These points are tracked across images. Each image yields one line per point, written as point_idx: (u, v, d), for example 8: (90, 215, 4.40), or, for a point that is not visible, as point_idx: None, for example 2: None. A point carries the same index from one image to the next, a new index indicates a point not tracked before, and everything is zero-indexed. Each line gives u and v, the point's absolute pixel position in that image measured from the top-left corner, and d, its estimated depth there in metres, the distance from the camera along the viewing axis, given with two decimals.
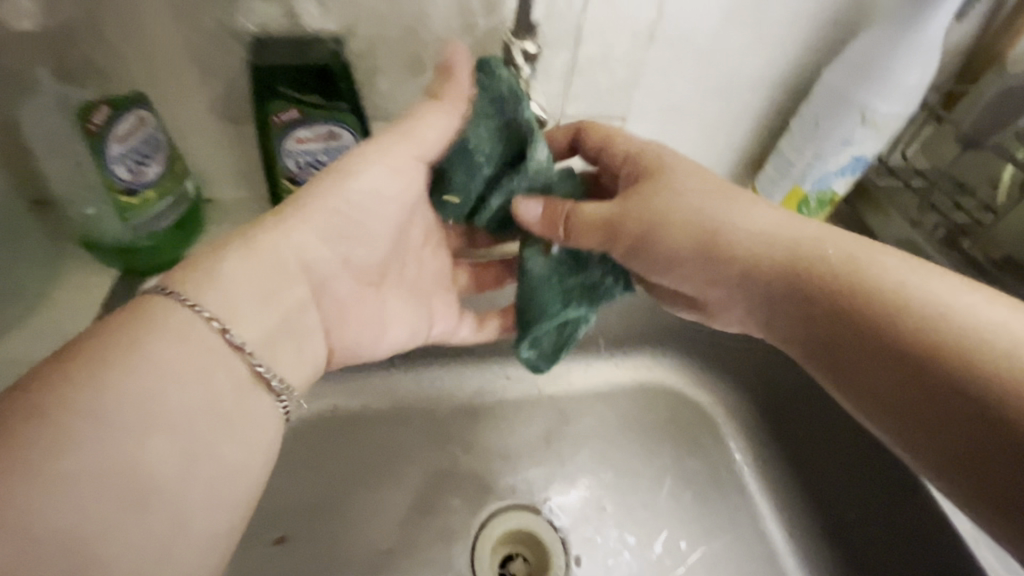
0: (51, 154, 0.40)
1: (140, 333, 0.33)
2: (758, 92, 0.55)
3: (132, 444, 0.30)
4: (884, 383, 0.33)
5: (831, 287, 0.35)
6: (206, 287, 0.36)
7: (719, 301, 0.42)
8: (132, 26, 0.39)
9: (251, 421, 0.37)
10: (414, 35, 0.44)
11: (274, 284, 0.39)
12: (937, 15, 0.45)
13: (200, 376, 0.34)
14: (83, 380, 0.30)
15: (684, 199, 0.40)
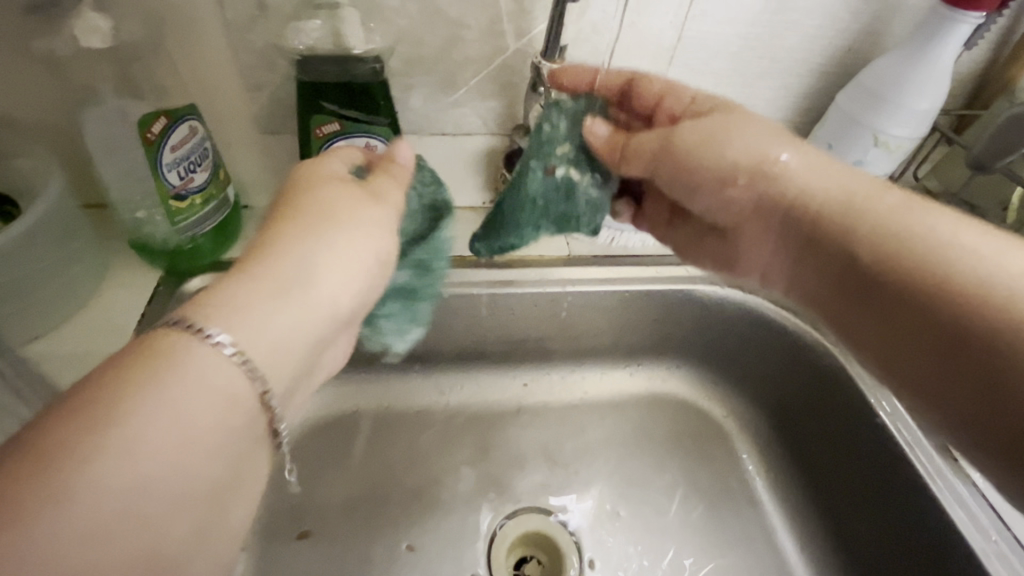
0: (110, 160, 0.43)
1: (164, 375, 0.26)
2: (773, 114, 0.57)
3: (111, 533, 0.22)
4: (892, 321, 0.34)
5: (865, 230, 0.35)
6: (238, 321, 0.29)
7: (749, 240, 0.43)
8: (192, 44, 0.43)
9: (251, 480, 0.29)
10: (448, 56, 0.47)
11: (304, 326, 0.32)
12: (950, 45, 0.46)
13: (224, 438, 0.27)
14: (91, 440, 0.23)
15: (734, 138, 0.39)
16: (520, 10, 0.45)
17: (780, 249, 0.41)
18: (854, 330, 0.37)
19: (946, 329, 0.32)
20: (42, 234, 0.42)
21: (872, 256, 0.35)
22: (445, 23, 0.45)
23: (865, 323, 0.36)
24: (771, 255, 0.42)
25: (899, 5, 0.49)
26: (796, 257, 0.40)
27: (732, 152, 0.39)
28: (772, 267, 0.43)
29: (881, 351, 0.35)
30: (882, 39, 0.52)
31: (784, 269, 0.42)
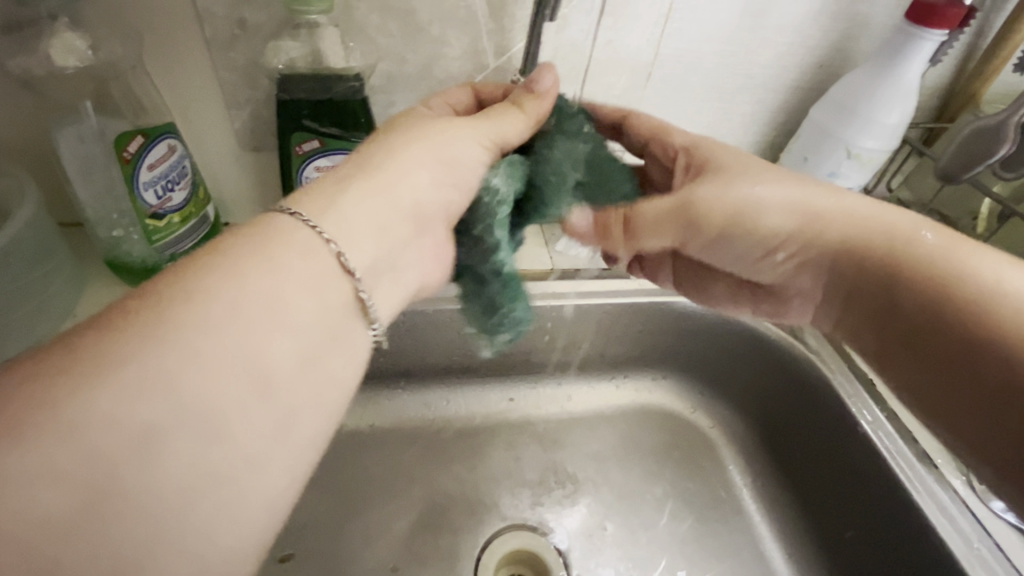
0: (87, 178, 0.43)
1: (266, 235, 0.29)
2: (749, 128, 0.58)
3: (230, 340, 0.26)
4: (940, 375, 0.33)
5: (907, 279, 0.35)
6: (322, 206, 0.31)
7: (796, 289, 0.42)
8: (170, 62, 0.43)
9: (344, 337, 0.31)
10: (430, 73, 0.48)
11: (386, 214, 0.33)
12: (914, 62, 0.48)
13: (317, 285, 0.30)
14: (205, 276, 0.27)
15: (739, 197, 0.38)
16: (499, 28, 0.46)
17: (824, 298, 0.41)
18: (907, 380, 0.35)
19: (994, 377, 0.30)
20: (14, 254, 0.41)
21: (917, 303, 0.34)
22: (425, 40, 0.45)
23: (921, 372, 0.34)
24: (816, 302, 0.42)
25: (866, 23, 0.51)
26: (842, 309, 0.40)
27: (764, 220, 0.38)
28: (824, 317, 0.41)
29: (925, 399, 0.34)
30: (852, 56, 0.53)
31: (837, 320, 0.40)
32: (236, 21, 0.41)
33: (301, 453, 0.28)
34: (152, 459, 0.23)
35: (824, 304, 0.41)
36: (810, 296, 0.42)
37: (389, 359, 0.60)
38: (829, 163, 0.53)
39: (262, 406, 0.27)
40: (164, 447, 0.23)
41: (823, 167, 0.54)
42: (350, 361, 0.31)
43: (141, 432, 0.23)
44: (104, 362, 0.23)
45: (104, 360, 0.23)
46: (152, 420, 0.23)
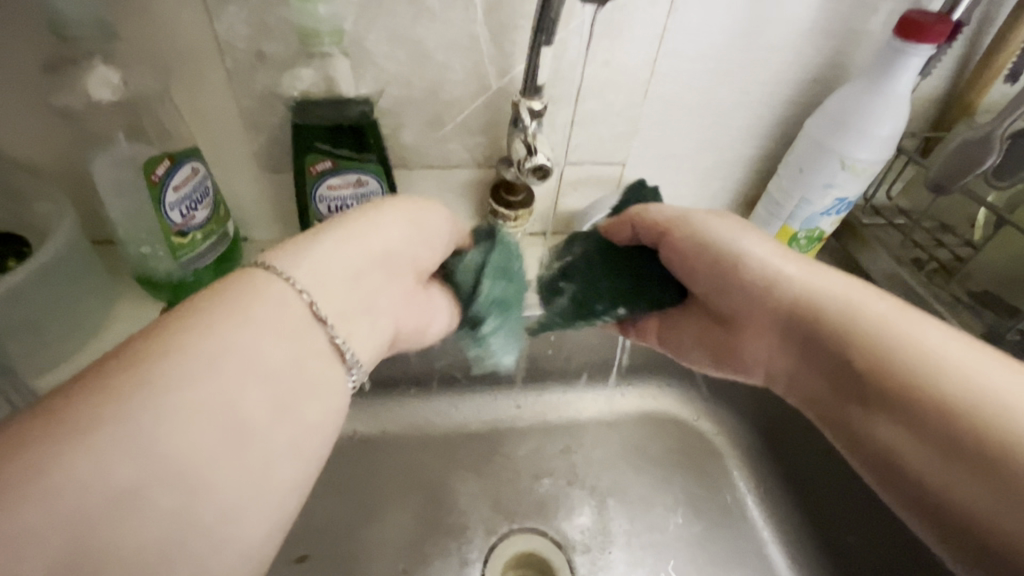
0: (118, 202, 0.46)
1: (235, 295, 0.32)
2: (747, 141, 0.60)
3: (203, 394, 0.28)
4: (897, 442, 0.37)
5: (854, 328, 0.39)
6: (301, 263, 0.35)
7: (755, 334, 0.46)
8: (193, 91, 0.46)
9: (315, 380, 0.33)
10: (436, 96, 0.50)
11: (358, 261, 0.38)
12: (903, 76, 0.49)
13: (287, 337, 0.32)
14: (179, 335, 0.29)
15: (706, 221, 0.45)
16: (501, 53, 0.48)
17: (785, 351, 0.45)
18: (861, 422, 0.39)
19: (947, 449, 0.34)
20: (56, 273, 0.44)
21: (866, 363, 0.38)
22: (430, 66, 0.48)
23: (877, 420, 0.38)
24: (774, 353, 0.46)
25: (858, 38, 0.53)
26: (804, 369, 0.44)
27: (722, 241, 0.44)
28: (780, 360, 0.45)
29: (881, 464, 0.38)
30: (844, 70, 0.55)
31: (796, 370, 0.44)
32: (255, 53, 0.45)
33: (284, 495, 0.31)
34: (142, 512, 0.25)
35: (780, 355, 0.45)
36: (767, 346, 0.46)
37: (401, 366, 0.62)
38: (821, 174, 0.54)
39: (237, 455, 0.29)
40: (146, 502, 0.25)
41: (816, 177, 0.55)
42: (328, 405, 0.34)
43: (128, 487, 0.25)
44: (90, 423, 0.25)
45: (87, 424, 0.25)
46: (134, 481, 0.25)
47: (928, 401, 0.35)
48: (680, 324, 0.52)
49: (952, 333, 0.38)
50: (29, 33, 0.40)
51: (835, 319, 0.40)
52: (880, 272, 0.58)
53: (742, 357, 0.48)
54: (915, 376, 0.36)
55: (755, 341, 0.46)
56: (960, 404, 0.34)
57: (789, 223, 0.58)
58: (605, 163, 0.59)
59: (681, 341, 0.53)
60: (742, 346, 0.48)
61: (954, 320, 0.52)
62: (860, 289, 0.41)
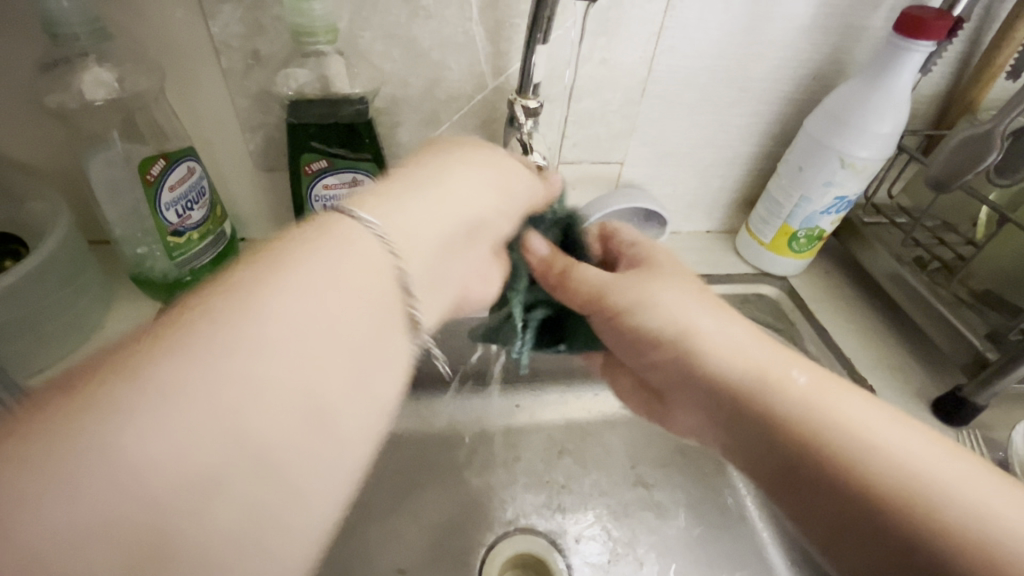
0: (114, 202, 0.46)
1: (319, 245, 0.28)
2: (746, 140, 0.59)
3: (283, 366, 0.24)
4: (849, 548, 0.29)
5: (790, 410, 0.33)
6: (388, 219, 0.31)
7: (686, 405, 0.40)
8: (189, 91, 0.46)
9: (392, 354, 0.30)
10: (432, 94, 0.50)
11: (448, 221, 0.34)
12: (903, 73, 0.49)
13: (373, 305, 0.29)
14: (255, 289, 0.25)
15: (636, 289, 0.39)
16: (496, 52, 0.48)
17: (715, 428, 0.37)
18: (794, 502, 0.32)
19: (905, 558, 0.27)
20: (53, 273, 0.44)
21: (800, 445, 0.32)
22: (426, 64, 0.48)
23: (812, 516, 0.31)
24: (706, 430, 0.38)
25: (858, 35, 0.52)
26: (735, 451, 0.36)
27: (658, 307, 0.39)
28: (708, 437, 0.38)
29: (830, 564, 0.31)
30: (844, 67, 0.54)
31: (723, 445, 0.37)
32: (250, 52, 0.45)
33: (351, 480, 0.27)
34: (215, 500, 0.21)
35: (711, 432, 0.38)
36: (698, 419, 0.39)
37: None
38: (820, 172, 0.54)
39: (317, 438, 0.25)
40: (217, 493, 0.21)
41: (815, 176, 0.54)
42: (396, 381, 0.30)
43: (200, 468, 0.21)
44: (155, 389, 0.21)
45: (148, 385, 0.21)
46: (201, 462, 0.21)
47: (870, 493, 0.29)
48: (619, 367, 0.48)
49: (900, 418, 0.32)
50: (24, 34, 0.40)
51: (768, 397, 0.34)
52: (883, 271, 0.58)
53: (673, 417, 0.43)
54: (860, 469, 0.30)
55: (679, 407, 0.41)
56: (902, 504, 0.28)
57: (788, 222, 0.58)
58: (603, 161, 0.58)
59: (619, 382, 0.49)
60: (671, 410, 0.42)
61: (955, 321, 0.51)
62: (797, 359, 0.36)
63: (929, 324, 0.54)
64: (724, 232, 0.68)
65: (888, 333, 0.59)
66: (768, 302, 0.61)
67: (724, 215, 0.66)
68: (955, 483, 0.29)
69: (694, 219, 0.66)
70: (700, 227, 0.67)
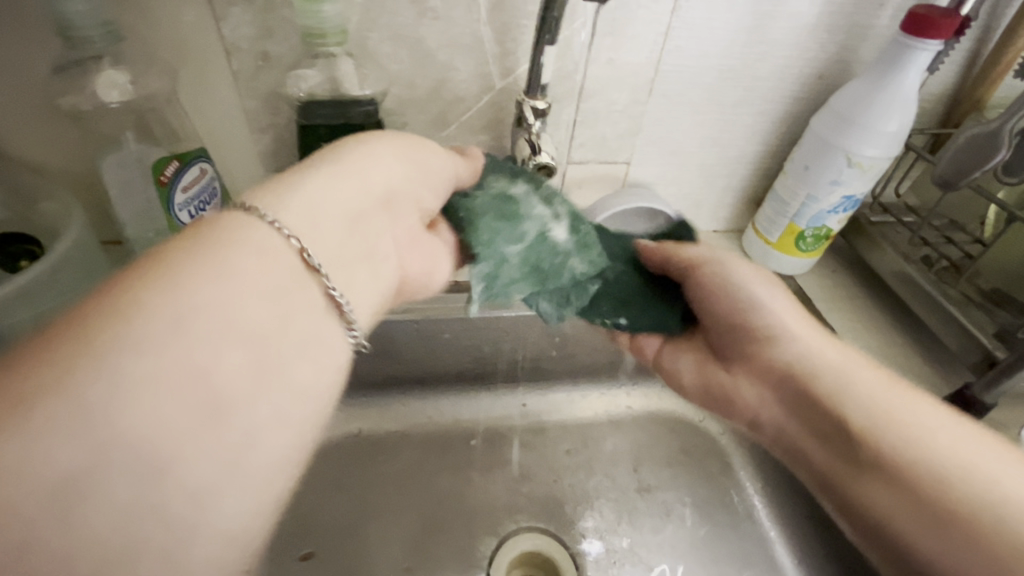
0: (125, 201, 0.46)
1: (211, 240, 0.27)
2: (752, 139, 0.59)
3: (170, 358, 0.23)
4: (887, 501, 0.37)
5: (857, 394, 0.41)
6: (286, 212, 0.30)
7: (755, 383, 0.48)
8: (199, 92, 0.47)
9: (305, 339, 0.29)
10: (439, 95, 0.50)
11: (354, 197, 0.34)
12: (910, 72, 0.49)
13: (274, 293, 0.28)
14: (142, 285, 0.24)
15: (740, 280, 0.48)
16: (503, 52, 0.48)
17: (782, 403, 0.46)
18: (859, 492, 0.39)
19: (930, 511, 0.35)
20: (65, 271, 0.45)
21: (858, 425, 0.39)
22: (434, 65, 0.48)
23: (866, 479, 0.38)
24: (771, 404, 0.46)
25: (863, 34, 0.52)
26: (798, 422, 0.44)
27: (753, 293, 0.48)
28: (773, 409, 0.46)
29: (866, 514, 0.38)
30: (850, 66, 0.54)
31: (790, 427, 0.45)
32: (260, 54, 0.45)
33: (269, 467, 0.27)
34: (86, 504, 0.21)
35: (778, 406, 0.46)
36: (765, 396, 0.47)
37: (402, 365, 0.62)
38: (827, 171, 0.54)
39: (216, 433, 0.24)
40: (90, 496, 0.21)
41: (822, 174, 0.54)
42: (322, 366, 0.30)
43: (73, 470, 0.21)
44: (23, 397, 0.21)
45: (23, 396, 0.21)
46: (72, 464, 0.21)
47: (923, 483, 0.36)
48: (683, 351, 0.54)
49: (958, 420, 0.38)
50: (38, 35, 0.41)
51: (833, 394, 0.42)
52: (890, 271, 0.58)
53: (739, 395, 0.49)
54: (907, 459, 0.37)
55: (750, 376, 0.48)
56: (957, 487, 0.34)
57: (795, 221, 0.58)
58: (609, 161, 0.59)
59: (680, 368, 0.54)
60: (737, 386, 0.49)
61: (963, 320, 0.51)
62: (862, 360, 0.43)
63: (937, 323, 0.54)
64: (730, 232, 0.68)
65: (896, 332, 0.59)
66: None
67: (730, 214, 0.66)
68: (999, 477, 0.34)
69: (699, 219, 0.66)
70: (706, 226, 0.67)
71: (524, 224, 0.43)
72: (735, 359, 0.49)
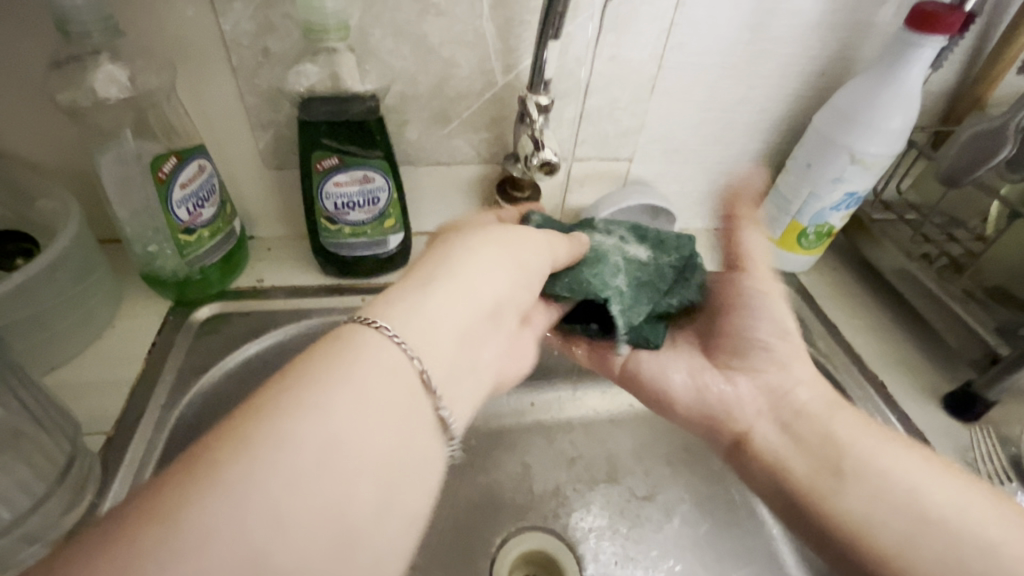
0: (124, 199, 0.46)
1: (332, 356, 0.27)
2: (754, 136, 0.59)
3: (305, 491, 0.23)
4: (867, 517, 0.37)
5: (841, 424, 0.41)
6: (401, 312, 0.30)
7: (738, 395, 0.46)
8: (198, 88, 0.46)
9: (423, 455, 0.28)
10: (441, 91, 0.50)
11: (472, 314, 0.33)
12: (914, 69, 0.49)
13: (396, 414, 0.27)
14: (274, 410, 0.24)
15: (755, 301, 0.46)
16: (506, 48, 0.48)
17: (762, 417, 0.44)
18: (829, 500, 0.38)
19: (914, 533, 0.35)
20: (63, 270, 0.44)
21: (843, 446, 0.40)
22: (435, 61, 0.48)
23: (847, 494, 0.38)
24: (748, 415, 0.45)
25: (866, 31, 0.52)
26: (776, 436, 0.43)
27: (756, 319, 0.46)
28: (753, 422, 0.45)
29: (837, 527, 0.38)
30: (852, 63, 0.54)
31: (780, 445, 0.43)
32: (261, 50, 0.45)
33: None
34: None
35: (755, 419, 0.45)
36: (743, 408, 0.45)
37: None
38: (831, 168, 0.54)
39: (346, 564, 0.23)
40: None
41: (826, 171, 0.54)
42: (430, 480, 0.28)
43: None
44: (183, 525, 0.21)
45: (176, 525, 0.21)
46: None
47: (901, 517, 0.36)
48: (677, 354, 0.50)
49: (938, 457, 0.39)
50: (37, 30, 0.40)
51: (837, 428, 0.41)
52: (892, 266, 0.59)
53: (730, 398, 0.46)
54: (896, 496, 0.37)
55: (747, 387, 0.46)
56: (943, 517, 0.35)
57: (797, 218, 0.58)
58: (611, 159, 0.58)
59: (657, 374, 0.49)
60: (728, 392, 0.47)
61: (965, 316, 0.52)
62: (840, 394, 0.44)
63: (939, 318, 0.54)
64: None
65: (897, 330, 0.59)
66: None
67: None
68: (978, 512, 0.35)
69: (701, 216, 0.66)
70: (707, 224, 0.67)
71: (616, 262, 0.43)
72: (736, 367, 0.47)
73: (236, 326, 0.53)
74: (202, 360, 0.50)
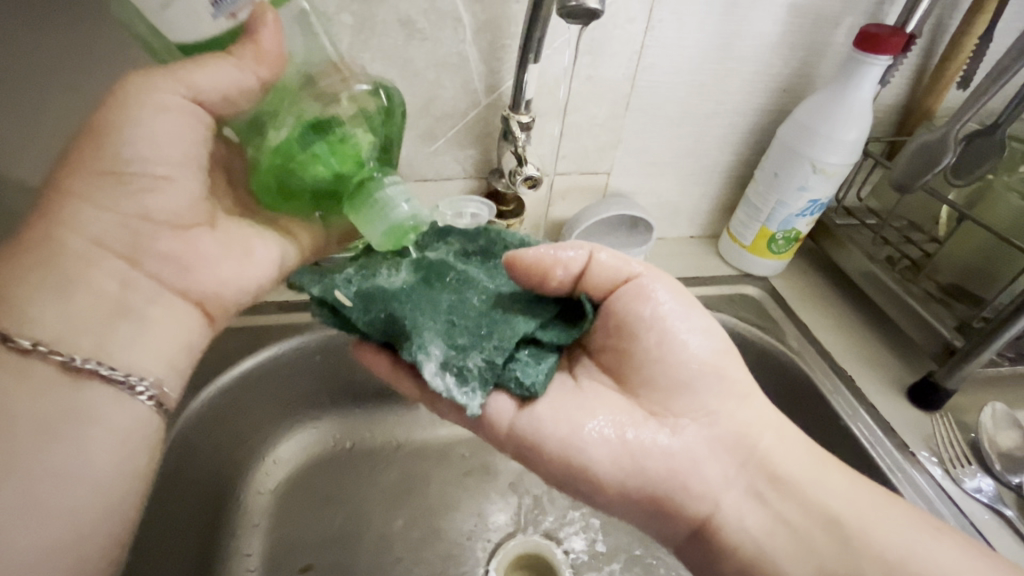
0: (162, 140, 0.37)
1: (53, 392, 0.33)
2: (724, 149, 0.63)
3: (53, 480, 0.31)
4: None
5: (829, 505, 0.38)
6: (42, 286, 0.34)
7: (701, 447, 0.41)
8: None
9: (136, 431, 0.35)
10: (427, 112, 0.53)
11: (107, 278, 0.36)
12: (865, 84, 0.53)
13: (119, 434, 0.34)
14: (68, 413, 0.33)
15: (672, 332, 0.43)
16: (489, 71, 0.51)
17: (728, 461, 0.41)
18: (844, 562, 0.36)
19: None
20: None
21: (831, 510, 0.38)
22: (423, 83, 0.51)
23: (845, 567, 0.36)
24: (711, 457, 0.41)
25: (822, 51, 0.57)
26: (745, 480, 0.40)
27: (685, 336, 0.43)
28: (721, 471, 0.41)
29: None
30: (810, 80, 0.59)
31: (757, 523, 0.39)
32: None
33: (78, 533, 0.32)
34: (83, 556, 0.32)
35: (720, 459, 0.41)
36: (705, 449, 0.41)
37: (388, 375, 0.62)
38: (793, 178, 0.58)
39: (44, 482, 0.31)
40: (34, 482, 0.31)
41: (789, 182, 0.58)
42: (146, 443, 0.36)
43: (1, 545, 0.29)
44: (50, 444, 0.32)
45: (44, 453, 0.32)
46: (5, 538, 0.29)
47: (818, 502, 0.39)
48: (589, 394, 0.43)
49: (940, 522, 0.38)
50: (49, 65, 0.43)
51: (677, 364, 0.43)
52: (856, 271, 0.61)
53: (657, 450, 0.40)
54: (847, 518, 0.38)
55: (705, 441, 0.41)
56: None
57: (767, 226, 0.62)
58: (591, 172, 0.61)
59: (493, 409, 0.41)
60: (654, 440, 0.41)
61: (923, 311, 0.55)
62: (811, 453, 0.42)
63: (900, 316, 0.57)
64: (707, 237, 0.71)
65: (865, 329, 0.62)
66: (751, 302, 0.64)
67: (706, 221, 0.70)
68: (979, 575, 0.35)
69: (678, 226, 0.70)
70: (684, 233, 0.71)
71: (421, 278, 0.43)
72: (668, 414, 0.42)
73: (230, 344, 0.54)
74: (197, 378, 0.52)
